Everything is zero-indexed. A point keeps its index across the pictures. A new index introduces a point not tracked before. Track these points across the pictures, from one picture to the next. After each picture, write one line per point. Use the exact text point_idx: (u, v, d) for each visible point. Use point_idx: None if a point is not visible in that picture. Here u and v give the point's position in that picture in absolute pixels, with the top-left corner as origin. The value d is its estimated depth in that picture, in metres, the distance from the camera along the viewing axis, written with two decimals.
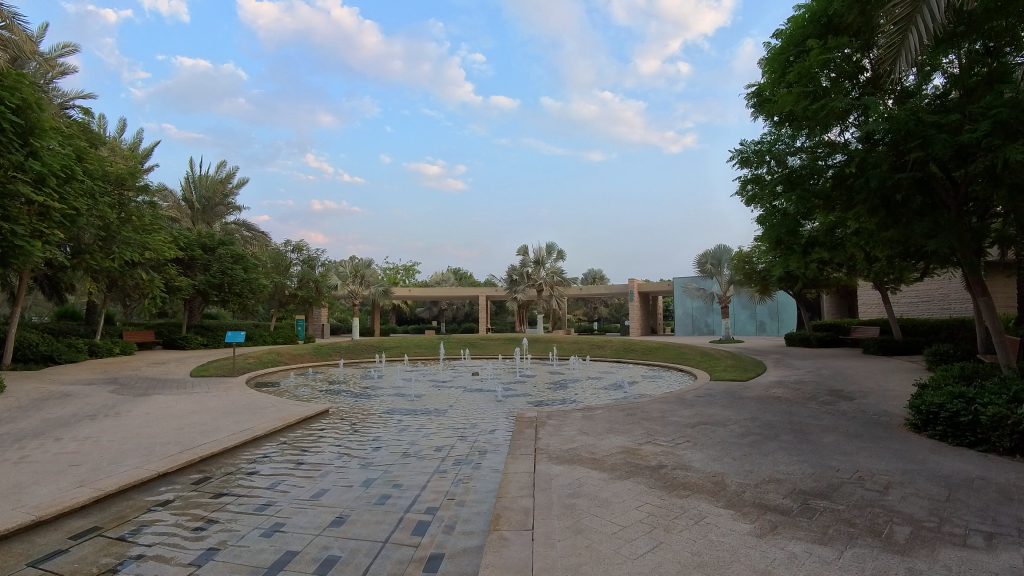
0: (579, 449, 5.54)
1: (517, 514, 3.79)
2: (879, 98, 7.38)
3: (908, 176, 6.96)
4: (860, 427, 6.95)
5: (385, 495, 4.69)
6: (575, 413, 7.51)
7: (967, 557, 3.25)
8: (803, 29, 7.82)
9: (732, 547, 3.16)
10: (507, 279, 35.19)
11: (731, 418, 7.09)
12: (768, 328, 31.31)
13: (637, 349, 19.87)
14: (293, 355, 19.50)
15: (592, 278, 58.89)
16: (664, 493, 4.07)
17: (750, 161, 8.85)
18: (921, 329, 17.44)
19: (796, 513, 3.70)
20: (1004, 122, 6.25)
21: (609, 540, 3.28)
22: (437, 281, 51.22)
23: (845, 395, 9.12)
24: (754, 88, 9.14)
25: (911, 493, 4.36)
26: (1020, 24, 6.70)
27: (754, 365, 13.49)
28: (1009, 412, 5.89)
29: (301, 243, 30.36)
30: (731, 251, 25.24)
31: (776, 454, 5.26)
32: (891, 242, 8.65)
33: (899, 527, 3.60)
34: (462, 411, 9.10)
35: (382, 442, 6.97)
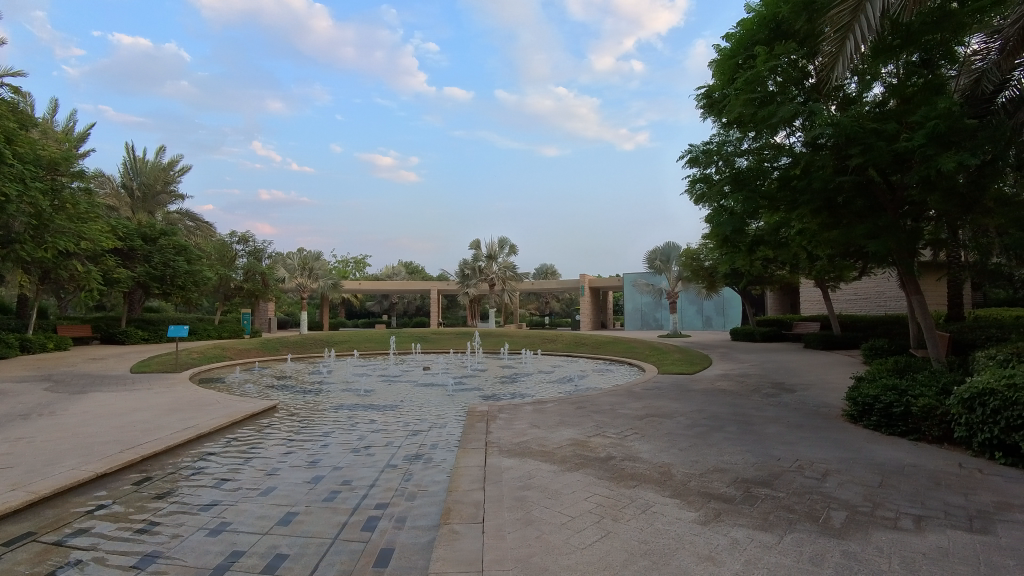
0: (530, 442, 5.58)
1: (468, 507, 3.80)
2: (823, 103, 7.63)
3: (849, 179, 7.27)
4: (801, 418, 7.22)
5: (335, 491, 4.63)
6: (527, 406, 7.56)
7: (898, 539, 3.42)
8: (751, 33, 7.98)
9: (678, 535, 3.24)
10: (460, 274, 35.11)
11: (678, 410, 7.27)
12: (715, 323, 32.24)
13: (588, 343, 20.09)
14: (239, 349, 19.00)
15: (545, 273, 59.54)
16: (613, 484, 4.14)
17: (699, 162, 8.98)
18: (859, 324, 18.24)
19: (738, 501, 3.81)
20: (938, 132, 6.63)
21: (559, 531, 3.32)
22: (388, 275, 50.79)
23: (787, 388, 9.47)
24: (704, 90, 9.28)
25: (846, 479, 4.55)
26: (953, 39, 7.08)
27: (701, 359, 13.83)
28: (938, 403, 6.27)
29: (247, 234, 29.20)
30: (679, 248, 25.80)
31: (720, 444, 5.41)
32: (832, 242, 9.03)
33: (836, 512, 3.75)
34: (414, 406, 9.02)
35: (331, 438, 6.82)
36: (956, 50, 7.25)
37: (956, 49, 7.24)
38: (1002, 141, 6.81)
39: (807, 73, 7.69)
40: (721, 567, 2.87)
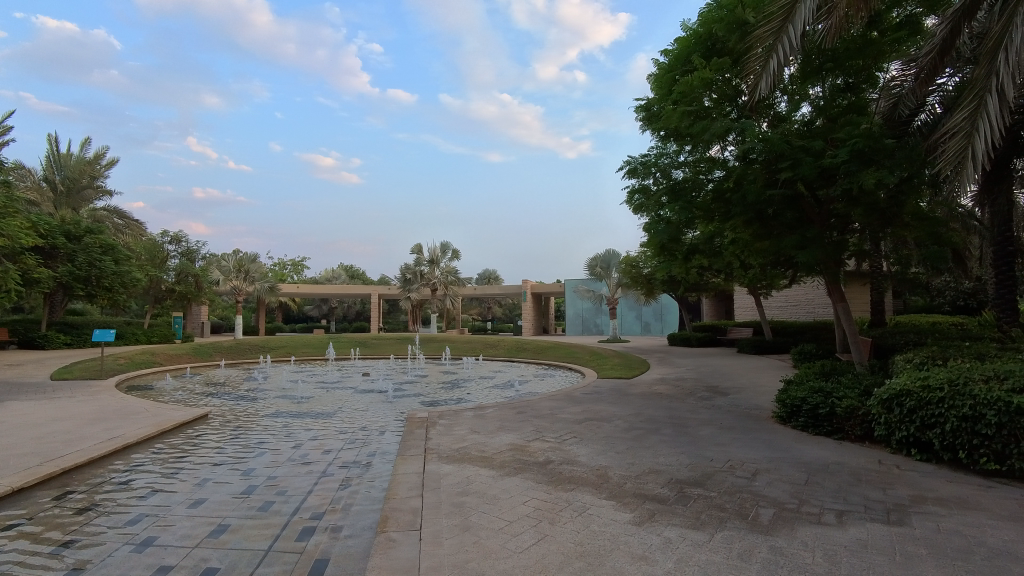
0: (470, 448, 5.56)
1: (406, 514, 3.75)
2: (755, 120, 7.92)
3: (779, 193, 7.56)
4: (733, 420, 7.46)
5: (270, 502, 4.49)
6: (467, 412, 7.54)
7: (821, 533, 3.58)
8: (688, 50, 8.22)
9: (614, 536, 3.29)
10: (401, 278, 34.72)
11: (616, 414, 7.39)
12: (653, 329, 32.99)
13: (529, 349, 20.20)
14: (170, 355, 18.22)
15: (487, 279, 59.65)
16: (551, 488, 4.17)
17: (637, 172, 8.91)
18: (789, 330, 19.00)
19: (672, 501, 3.91)
20: (860, 151, 7.02)
21: (496, 536, 3.32)
22: (328, 279, 49.79)
23: (720, 391, 9.77)
24: (643, 103, 9.45)
25: (775, 478, 4.73)
26: (874, 64, 7.53)
27: (639, 364, 14.17)
28: (860, 404, 6.63)
29: (180, 233, 28.18)
30: (619, 256, 26.31)
31: (656, 447, 5.53)
32: (763, 252, 9.39)
33: (764, 510, 3.89)
34: (352, 413, 8.85)
35: (266, 447, 6.62)
36: (877, 75, 7.70)
37: (877, 74, 7.68)
38: (918, 160, 7.25)
39: (740, 91, 7.98)
40: (653, 566, 2.93)
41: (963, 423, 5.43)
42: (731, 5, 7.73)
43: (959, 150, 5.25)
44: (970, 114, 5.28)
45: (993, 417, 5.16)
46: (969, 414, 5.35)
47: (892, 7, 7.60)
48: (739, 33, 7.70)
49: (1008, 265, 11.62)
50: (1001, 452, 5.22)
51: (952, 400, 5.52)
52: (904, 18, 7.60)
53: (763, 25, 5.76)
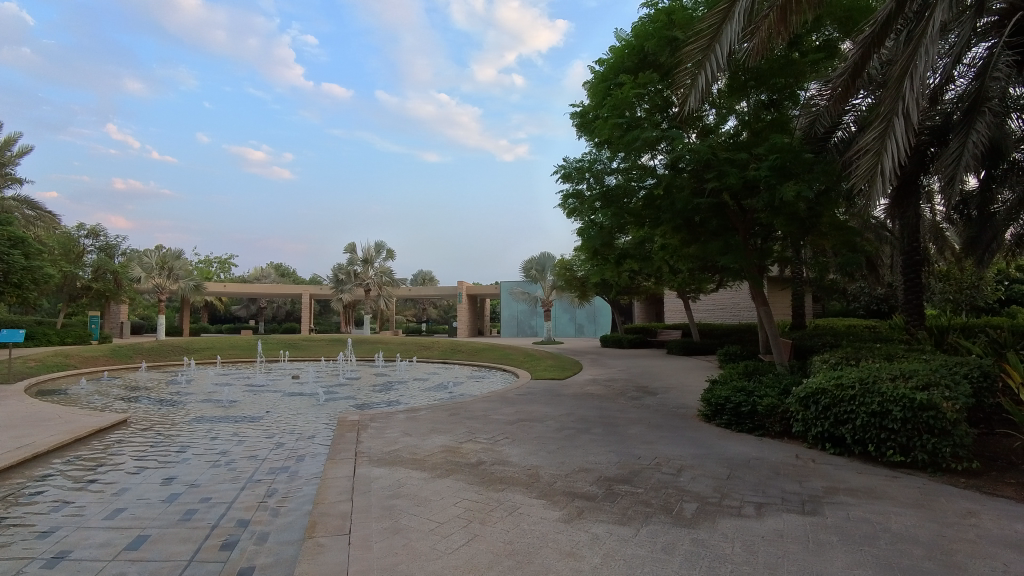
0: (401, 450, 5.52)
1: (335, 519, 3.69)
2: (684, 131, 8.16)
3: (705, 202, 7.87)
4: (661, 419, 7.69)
5: (193, 510, 4.33)
6: (400, 414, 7.48)
7: (741, 525, 3.75)
8: (622, 60, 8.42)
9: (543, 534, 3.35)
10: (334, 278, 34.03)
11: (548, 414, 7.49)
12: (586, 331, 33.56)
13: (463, 350, 20.16)
14: (85, 357, 17.22)
15: (422, 279, 59.22)
16: (482, 488, 4.20)
17: (571, 177, 9.00)
18: (715, 332, 19.72)
19: (600, 498, 4.01)
20: (780, 164, 7.40)
21: (427, 537, 3.32)
22: (257, 277, 48.24)
23: (649, 391, 10.06)
24: (578, 110, 9.56)
25: (699, 473, 4.92)
26: (795, 82, 7.98)
27: (572, 365, 14.39)
28: (780, 402, 6.97)
29: (98, 227, 26.79)
30: (554, 259, 26.65)
31: (586, 446, 5.65)
32: (690, 257, 9.72)
33: (688, 504, 4.04)
34: (281, 417, 8.63)
35: (189, 453, 6.36)
36: (798, 93, 8.13)
37: (798, 92, 8.12)
38: (833, 175, 7.71)
39: (670, 103, 8.22)
40: (581, 561, 3.01)
41: (872, 419, 5.81)
42: (662, 21, 7.96)
43: (870, 167, 5.59)
44: (878, 135, 5.64)
45: (899, 413, 5.55)
46: (878, 410, 5.73)
47: (812, 31, 8.03)
48: (671, 47, 7.91)
49: (915, 272, 12.50)
50: (906, 445, 5.61)
51: (863, 397, 5.91)
52: (823, 41, 8.04)
53: (691, 43, 5.93)
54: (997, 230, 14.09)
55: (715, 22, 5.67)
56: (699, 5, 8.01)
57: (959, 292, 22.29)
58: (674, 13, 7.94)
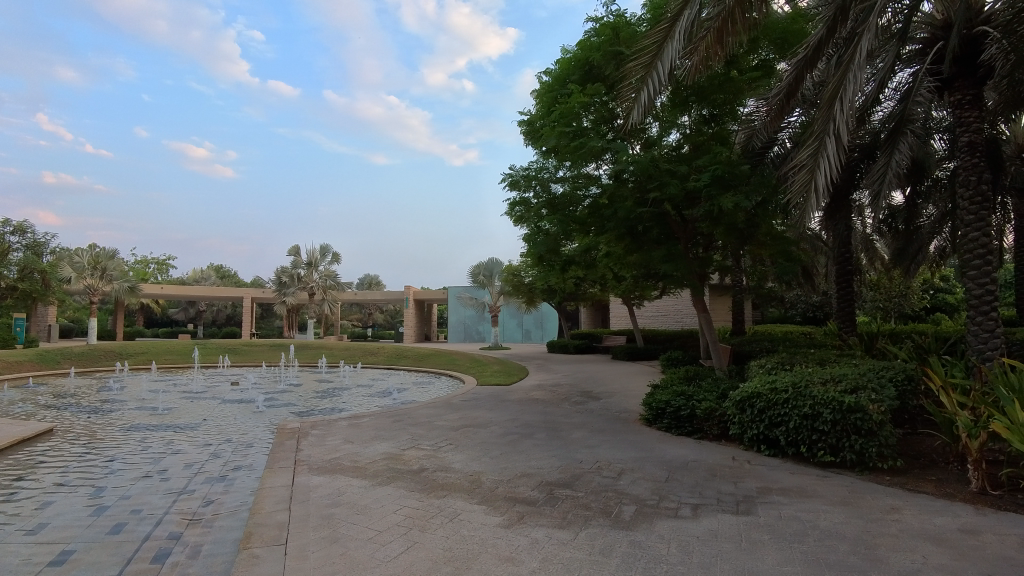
0: (342, 458, 5.43)
1: (272, 529, 3.61)
2: (628, 143, 8.35)
3: (648, 212, 8.07)
4: (604, 423, 7.81)
5: (122, 523, 4.16)
6: (341, 421, 7.36)
7: (677, 526, 3.85)
8: (568, 72, 8.54)
9: (482, 539, 3.36)
10: (276, 281, 33.23)
11: (492, 420, 7.50)
12: (533, 337, 33.77)
13: (409, 356, 19.99)
14: (8, 362, 16.30)
15: (368, 283, 58.45)
16: (423, 495, 4.18)
17: (519, 185, 9.03)
18: (659, 338, 20.15)
19: (541, 503, 4.05)
20: (719, 176, 7.67)
21: (365, 546, 3.29)
22: (196, 280, 46.64)
23: (593, 396, 10.20)
24: (526, 119, 9.64)
25: (638, 476, 5.02)
26: (734, 99, 8.28)
27: (518, 371, 14.44)
28: (717, 406, 7.17)
29: (24, 223, 25.35)
30: (501, 264, 26.76)
31: (529, 451, 5.68)
32: (633, 265, 9.93)
33: (627, 507, 4.12)
34: (218, 425, 8.36)
35: (119, 463, 6.10)
36: (737, 109, 8.44)
37: (736, 108, 8.42)
38: (769, 188, 8.03)
39: (615, 114, 8.37)
40: (519, 566, 3.04)
41: (804, 421, 6.05)
42: (607, 35, 8.12)
43: (803, 183, 5.84)
44: (811, 152, 5.89)
45: (829, 415, 5.80)
46: (810, 412, 5.97)
47: (749, 51, 8.34)
48: (616, 62, 8.09)
49: (847, 281, 13.12)
50: (835, 445, 5.86)
51: (796, 401, 6.15)
52: (760, 60, 8.35)
53: (634, 58, 6.08)
54: (922, 241, 14.95)
55: (657, 40, 5.83)
56: (643, 22, 8.21)
57: (889, 300, 23.42)
58: (619, 28, 8.12)
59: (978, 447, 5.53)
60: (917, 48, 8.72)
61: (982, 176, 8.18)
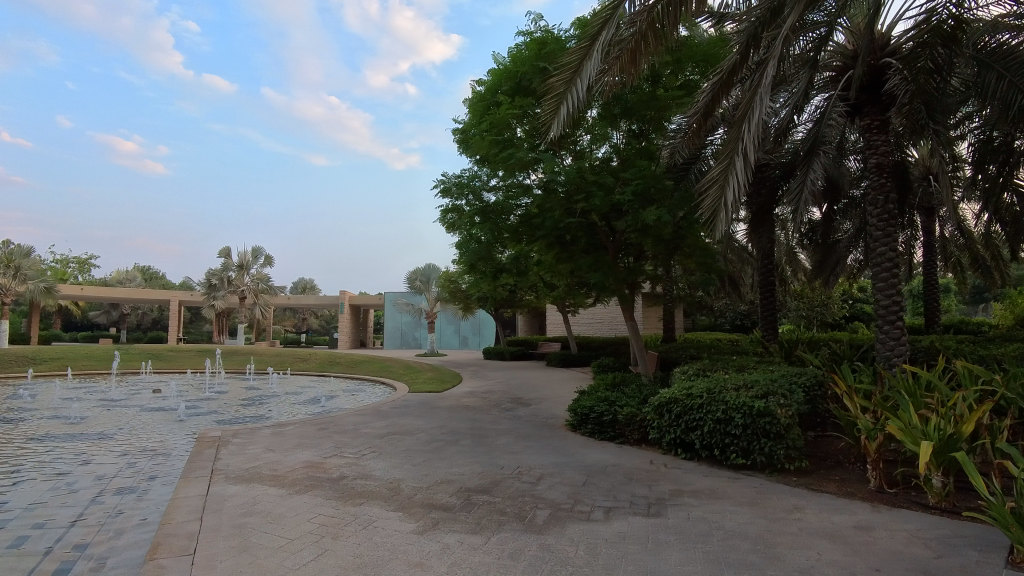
0: (262, 467, 5.37)
1: (181, 539, 3.57)
2: (558, 154, 8.59)
3: (575, 222, 8.33)
4: (530, 429, 7.97)
5: (22, 537, 4.00)
6: (265, 430, 7.24)
7: (587, 529, 4.01)
8: (500, 83, 8.68)
9: (394, 546, 3.42)
10: (205, 284, 32.10)
11: (419, 427, 7.54)
12: (470, 343, 33.82)
13: (341, 363, 19.70)
14: None
15: (303, 287, 57.24)
16: (340, 503, 4.20)
17: (452, 192, 9.11)
18: (592, 345, 20.57)
19: (457, 509, 4.14)
20: (642, 190, 8.00)
21: (274, 554, 3.30)
22: (120, 280, 44.64)
23: (523, 402, 10.37)
24: (459, 127, 9.73)
25: (557, 481, 5.18)
26: (661, 116, 8.61)
27: (451, 378, 14.44)
28: (638, 411, 7.45)
29: None
30: (438, 270, 26.75)
31: (452, 458, 5.76)
32: (565, 273, 10.15)
33: (541, 511, 4.26)
34: (134, 434, 8.07)
35: (22, 475, 5.82)
36: (663, 126, 8.77)
37: (663, 125, 8.76)
38: (691, 203, 8.41)
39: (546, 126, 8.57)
40: (428, 571, 3.12)
41: (717, 425, 6.35)
42: (536, 49, 8.32)
43: (716, 199, 6.16)
44: (722, 170, 6.24)
45: (740, 419, 6.12)
46: (722, 416, 6.29)
47: (674, 70, 8.69)
48: (543, 76, 8.28)
49: (769, 291, 13.81)
50: (746, 448, 6.20)
51: (709, 406, 6.47)
52: (683, 80, 8.72)
53: (558, 73, 6.30)
54: (840, 254, 15.87)
55: (579, 57, 6.03)
56: (570, 38, 8.44)
57: (811, 309, 24.60)
58: (547, 44, 8.34)
59: (876, 448, 5.94)
60: (830, 75, 9.27)
61: (889, 195, 8.77)
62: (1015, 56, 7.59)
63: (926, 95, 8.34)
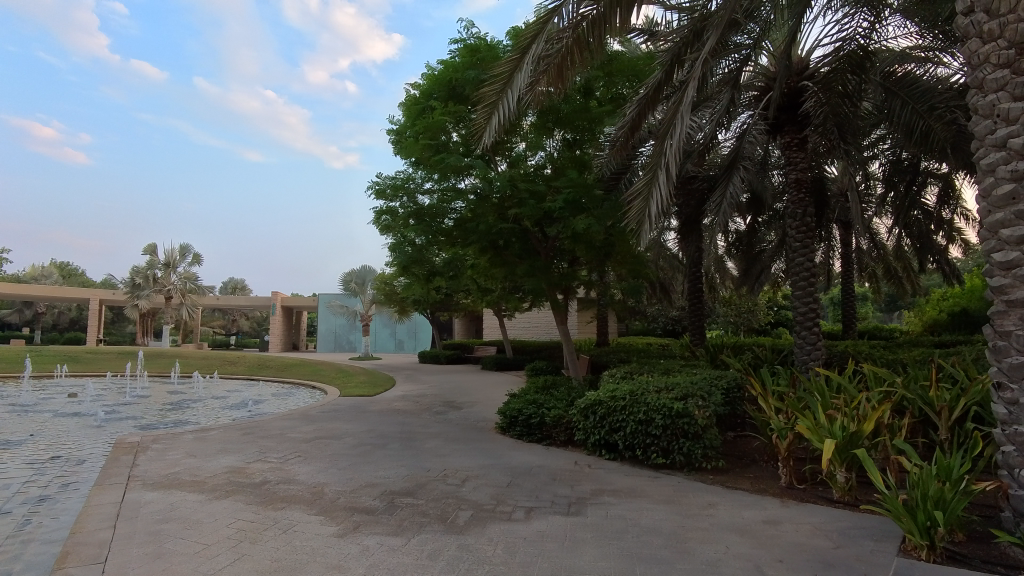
0: (181, 472, 5.27)
1: (91, 547, 3.51)
2: (492, 160, 8.72)
3: (508, 227, 8.48)
4: (461, 432, 8.07)
5: None
6: (187, 435, 7.08)
7: (507, 528, 4.15)
8: (434, 88, 8.74)
9: (313, 549, 3.46)
10: (128, 282, 30.70)
11: (347, 431, 7.53)
12: (406, 346, 33.62)
13: (272, 366, 19.27)
14: None
15: (233, 288, 55.51)
16: (261, 508, 4.19)
17: (386, 194, 9.11)
18: (527, 349, 20.85)
19: (379, 511, 4.20)
20: (574, 199, 8.21)
21: (190, 560, 3.29)
22: (33, 277, 42.14)
23: (455, 405, 10.46)
24: (393, 129, 9.74)
25: (482, 483, 5.30)
26: (593, 127, 8.87)
27: (385, 381, 14.39)
28: (565, 414, 7.67)
29: None
30: (374, 272, 26.51)
31: (378, 461, 5.81)
32: (499, 278, 10.30)
33: (463, 512, 4.37)
34: (46, 441, 7.72)
35: None
36: (596, 137, 9.04)
37: (596, 136, 9.03)
38: (619, 212, 8.70)
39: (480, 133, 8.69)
40: (346, 572, 3.19)
41: (639, 426, 6.63)
42: (471, 56, 8.44)
43: (640, 210, 6.43)
44: (647, 182, 6.51)
45: (660, 420, 6.41)
46: (644, 418, 6.56)
47: (606, 83, 8.99)
48: (476, 84, 8.41)
49: (697, 296, 14.35)
50: (666, 448, 6.49)
51: (632, 408, 6.74)
52: (615, 94, 9.00)
53: (489, 83, 6.44)
54: (764, 263, 16.65)
55: (509, 69, 6.19)
56: (503, 48, 8.61)
57: (738, 315, 25.68)
58: (481, 51, 8.48)
59: (786, 446, 6.32)
60: (753, 95, 9.76)
61: (807, 209, 9.33)
62: (917, 85, 8.21)
63: (838, 117, 8.89)
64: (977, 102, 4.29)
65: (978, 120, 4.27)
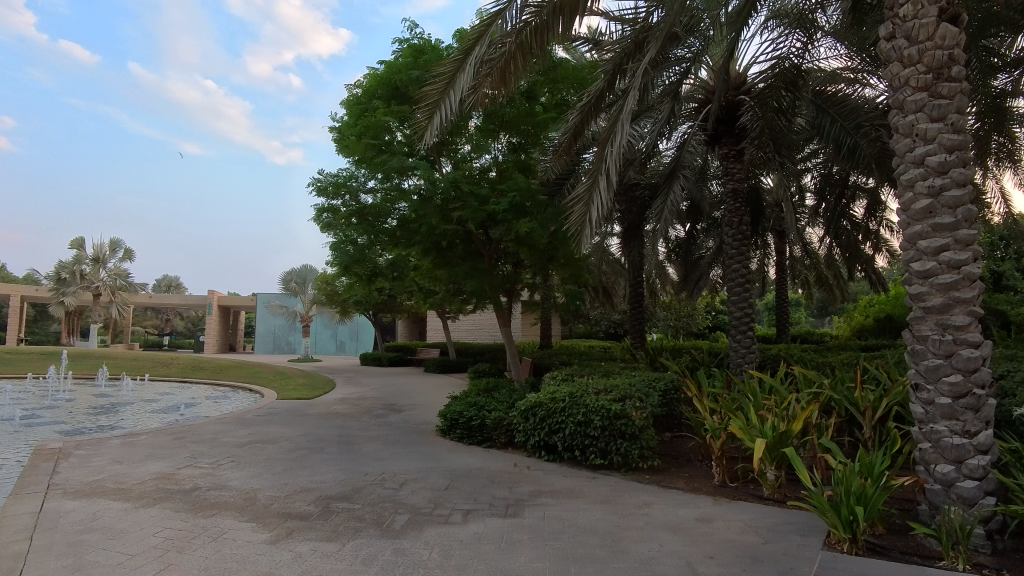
0: (106, 480, 5.07)
1: (4, 560, 3.34)
2: (435, 161, 8.70)
3: (451, 229, 8.48)
4: (400, 436, 8.02)
5: None
6: (113, 440, 6.80)
7: (443, 532, 4.17)
8: (378, 87, 8.69)
9: (243, 557, 3.41)
10: (53, 278, 29.14)
11: (284, 435, 7.38)
12: (347, 348, 33.14)
13: (206, 368, 18.67)
14: None
15: (167, 285, 53.48)
16: (190, 516, 4.08)
17: (327, 191, 8.99)
18: (471, 351, 20.89)
19: (314, 517, 4.15)
20: (517, 203, 8.27)
21: (112, 571, 3.18)
22: None
23: (395, 408, 10.38)
24: (336, 126, 9.62)
25: (420, 486, 5.30)
26: (538, 132, 8.97)
27: (325, 384, 14.18)
28: (505, 416, 7.73)
29: None
30: (316, 271, 26.04)
31: (314, 466, 5.73)
32: (442, 279, 10.28)
33: (400, 516, 4.37)
34: None
35: None
36: (541, 142, 9.14)
37: (541, 141, 9.14)
38: (561, 217, 8.82)
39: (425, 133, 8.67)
40: None
41: (578, 428, 6.74)
42: (416, 57, 8.43)
43: (580, 214, 6.55)
44: (588, 187, 6.64)
45: (599, 421, 6.55)
46: (583, 419, 6.68)
47: (551, 90, 9.12)
48: (419, 84, 8.40)
49: (637, 300, 14.65)
50: (604, 449, 6.62)
51: (571, 409, 6.86)
52: (560, 100, 9.14)
53: (433, 82, 6.44)
54: (702, 268, 17.16)
55: (452, 69, 6.22)
56: (449, 49, 8.64)
57: (677, 319, 26.39)
58: (427, 52, 8.48)
59: (720, 446, 6.54)
60: (693, 107, 10.07)
61: (743, 219, 9.69)
62: (846, 104, 8.65)
63: (771, 131, 9.25)
64: (898, 121, 4.56)
65: (899, 138, 4.54)
